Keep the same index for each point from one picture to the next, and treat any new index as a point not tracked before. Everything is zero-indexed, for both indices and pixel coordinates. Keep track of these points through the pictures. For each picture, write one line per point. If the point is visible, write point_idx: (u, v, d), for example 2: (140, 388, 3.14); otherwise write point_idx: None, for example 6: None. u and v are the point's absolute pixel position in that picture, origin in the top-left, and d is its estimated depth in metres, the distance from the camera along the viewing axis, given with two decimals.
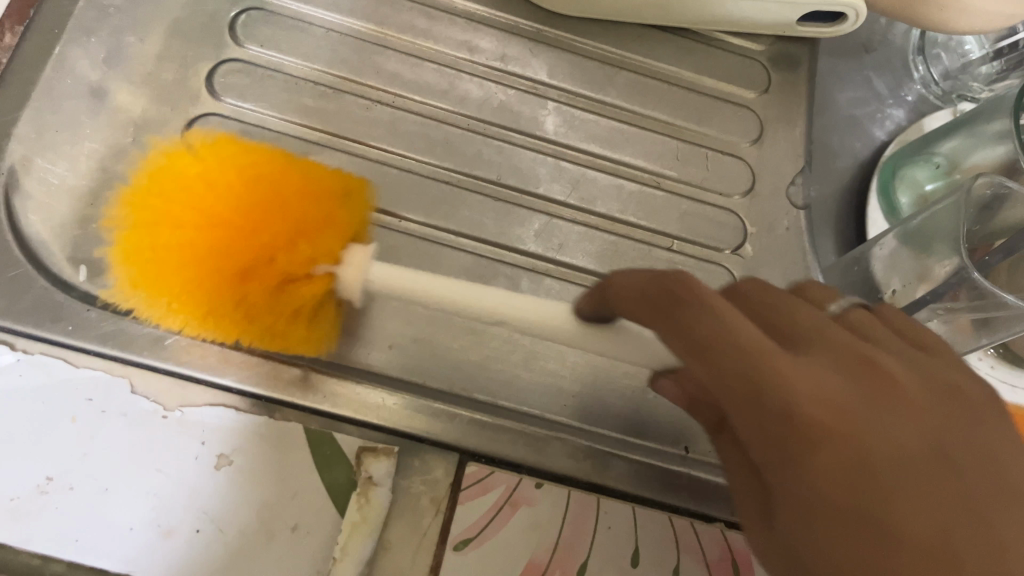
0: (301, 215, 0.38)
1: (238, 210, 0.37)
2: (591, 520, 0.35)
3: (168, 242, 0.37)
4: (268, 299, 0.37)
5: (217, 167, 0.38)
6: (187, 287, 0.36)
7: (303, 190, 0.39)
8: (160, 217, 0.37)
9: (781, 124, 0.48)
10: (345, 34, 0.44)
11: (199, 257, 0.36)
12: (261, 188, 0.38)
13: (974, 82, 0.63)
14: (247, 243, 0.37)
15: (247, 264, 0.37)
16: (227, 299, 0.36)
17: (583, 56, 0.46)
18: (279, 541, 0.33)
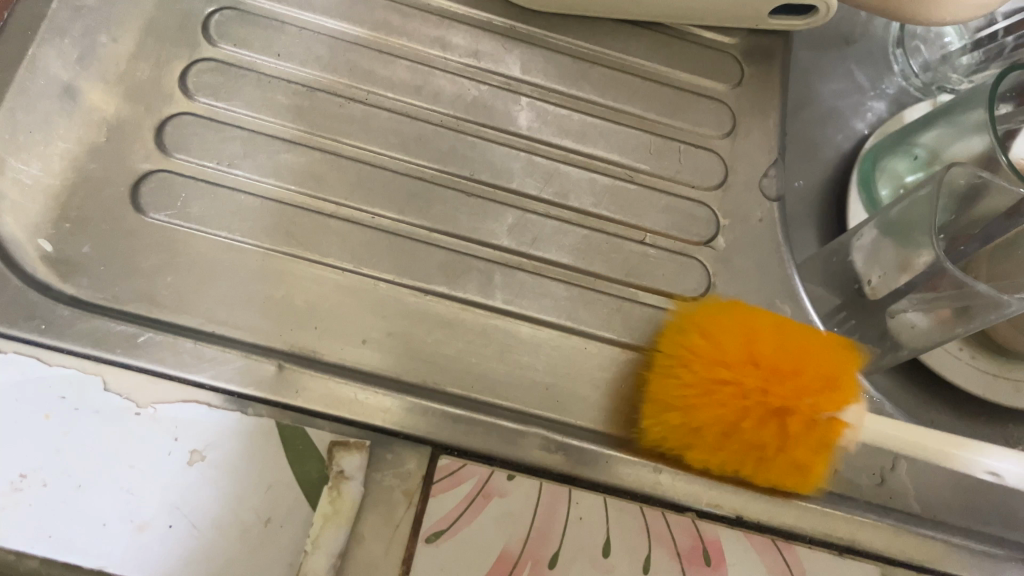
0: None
1: (744, 361, 0.37)
2: (562, 510, 0.35)
3: (709, 390, 0.37)
4: (474, 343, 0.37)
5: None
6: (716, 423, 0.36)
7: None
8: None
9: (755, 116, 0.48)
10: (318, 32, 0.44)
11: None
12: (741, 332, 0.38)
13: (952, 74, 0.63)
14: (755, 370, 0.37)
15: (760, 411, 0.37)
16: (760, 434, 0.36)
17: (556, 51, 0.47)
18: (253, 535, 0.33)
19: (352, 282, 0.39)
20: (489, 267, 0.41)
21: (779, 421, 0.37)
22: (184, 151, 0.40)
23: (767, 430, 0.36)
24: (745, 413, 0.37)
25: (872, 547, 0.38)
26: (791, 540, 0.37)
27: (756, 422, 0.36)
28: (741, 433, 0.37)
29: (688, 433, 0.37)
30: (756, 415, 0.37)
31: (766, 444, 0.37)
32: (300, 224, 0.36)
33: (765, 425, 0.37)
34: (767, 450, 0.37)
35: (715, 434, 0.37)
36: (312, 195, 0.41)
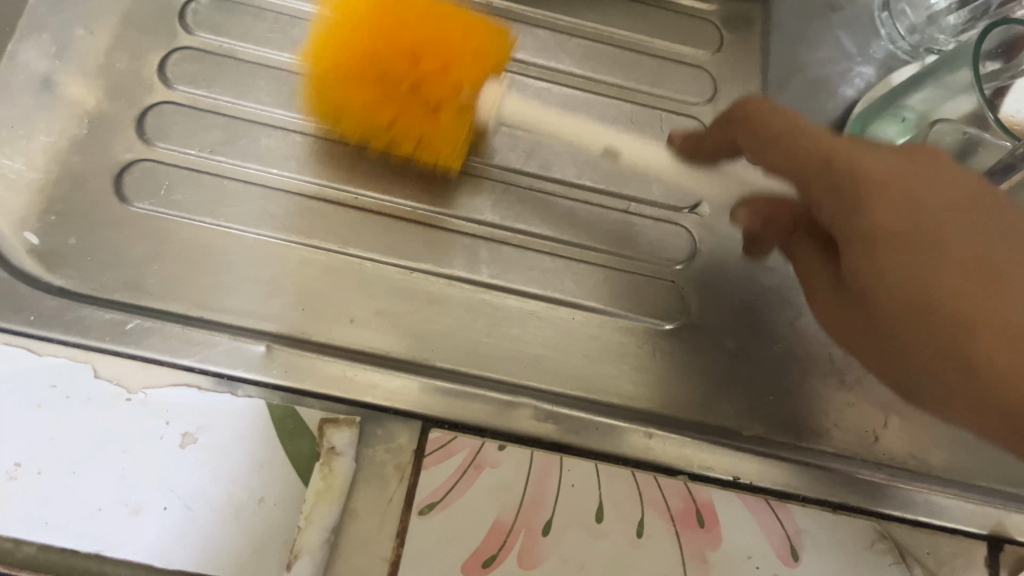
0: (462, 52, 0.38)
1: (381, 34, 0.37)
2: (554, 478, 0.36)
3: (376, 55, 0.37)
4: (414, 97, 0.38)
5: (384, 7, 0.38)
6: (341, 91, 0.39)
7: (437, 20, 0.38)
8: (336, 38, 0.38)
9: (738, 81, 0.47)
10: (295, 16, 0.44)
11: (356, 46, 0.38)
12: (362, 49, 0.37)
13: (940, 35, 0.63)
14: (405, 57, 0.37)
15: (382, 38, 0.37)
16: (400, 87, 0.38)
17: (534, 24, 0.47)
18: (247, 513, 0.33)
19: (336, 263, 0.40)
20: (474, 245, 0.41)
21: (410, 61, 0.37)
22: (165, 140, 0.40)
23: (407, 81, 0.38)
24: (389, 56, 0.37)
25: (871, 504, 0.38)
26: (783, 499, 0.37)
27: (450, 115, 0.39)
28: (393, 82, 0.38)
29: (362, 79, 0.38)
30: (378, 27, 0.37)
31: (402, 80, 0.38)
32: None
33: (402, 56, 0.37)
34: (407, 74, 0.38)
35: (380, 66, 0.38)
36: (291, 176, 0.41)
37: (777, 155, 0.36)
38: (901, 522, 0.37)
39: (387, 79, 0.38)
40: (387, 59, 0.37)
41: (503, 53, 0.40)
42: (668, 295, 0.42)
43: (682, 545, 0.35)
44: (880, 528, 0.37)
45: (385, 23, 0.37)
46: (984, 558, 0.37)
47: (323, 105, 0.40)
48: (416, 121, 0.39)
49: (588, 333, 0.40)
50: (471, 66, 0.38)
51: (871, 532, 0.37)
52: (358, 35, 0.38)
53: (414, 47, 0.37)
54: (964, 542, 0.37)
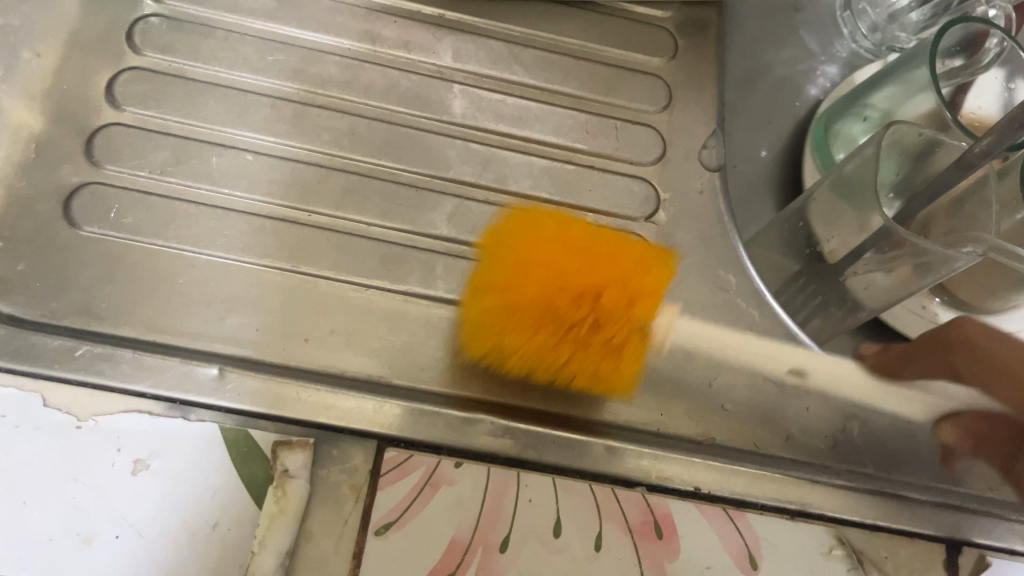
0: (625, 285, 0.37)
1: (548, 288, 0.36)
2: (511, 493, 0.36)
3: (557, 315, 0.36)
4: (600, 344, 0.37)
5: (527, 244, 0.38)
6: (530, 304, 0.36)
7: (610, 249, 0.38)
8: (494, 293, 0.37)
9: (692, 88, 0.48)
10: (245, 33, 0.44)
11: (511, 292, 0.37)
12: (545, 257, 0.37)
13: (900, 33, 0.66)
14: (575, 297, 0.36)
15: (568, 298, 0.36)
16: (575, 311, 0.36)
17: (487, 36, 0.46)
18: (200, 539, 0.33)
19: (290, 282, 0.39)
20: (429, 258, 0.41)
21: (562, 292, 0.36)
22: (114, 162, 0.40)
23: (578, 310, 0.36)
24: (539, 303, 0.36)
25: (827, 509, 0.38)
26: (742, 507, 0.37)
27: (610, 346, 0.37)
28: (555, 310, 0.36)
29: (517, 336, 0.37)
30: (541, 292, 0.36)
31: (571, 324, 0.37)
32: (520, 234, 0.39)
33: (575, 303, 0.36)
34: (569, 319, 0.37)
35: (546, 336, 0.37)
36: (243, 196, 0.40)
37: None
38: (860, 527, 0.37)
39: (547, 307, 0.36)
40: (563, 310, 0.36)
41: (666, 278, 0.39)
42: None
43: (640, 557, 0.35)
44: (838, 534, 0.37)
45: (541, 267, 0.37)
46: (941, 560, 0.37)
47: (479, 345, 0.38)
48: (593, 361, 0.37)
49: None
50: (644, 284, 0.38)
51: (829, 538, 0.37)
52: (513, 261, 0.37)
53: (578, 290, 0.37)
54: (920, 545, 0.37)
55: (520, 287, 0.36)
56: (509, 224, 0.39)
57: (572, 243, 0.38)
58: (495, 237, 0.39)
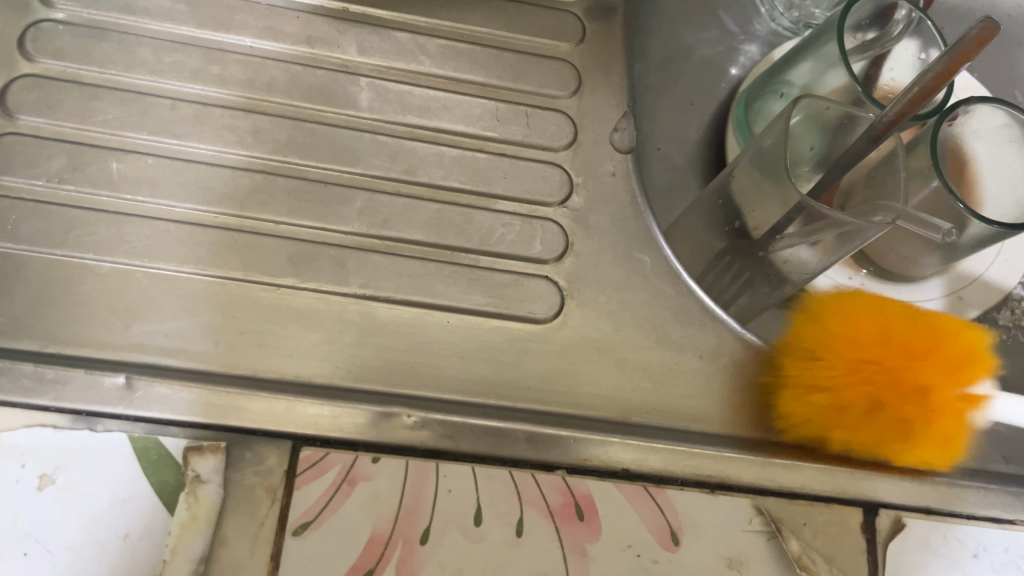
0: (952, 360, 0.39)
1: (869, 357, 0.39)
2: (429, 485, 0.35)
3: (846, 402, 0.39)
4: (891, 419, 0.38)
5: (849, 316, 0.42)
6: (845, 396, 0.39)
7: (930, 324, 0.41)
8: (801, 364, 0.41)
9: (601, 71, 0.48)
10: (142, 36, 0.43)
11: (829, 376, 0.40)
12: (878, 321, 0.41)
13: (816, 10, 0.69)
14: (878, 353, 0.40)
15: (876, 389, 0.39)
16: (851, 393, 0.39)
17: (392, 28, 0.46)
18: (112, 552, 0.32)
19: (198, 286, 0.39)
20: (341, 253, 0.40)
21: (863, 369, 0.39)
22: (9, 173, 0.39)
23: (858, 390, 0.39)
24: (847, 376, 0.39)
25: (747, 480, 0.38)
26: (661, 484, 0.38)
27: (863, 412, 0.39)
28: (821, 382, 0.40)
29: (853, 419, 0.39)
30: (846, 377, 0.39)
31: (852, 406, 0.39)
32: (847, 310, 0.42)
33: (854, 386, 0.39)
34: (837, 402, 0.39)
35: (824, 399, 0.39)
36: (146, 200, 0.40)
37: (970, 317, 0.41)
38: (778, 497, 0.38)
39: (835, 408, 0.39)
40: (842, 380, 0.39)
41: (985, 348, 0.41)
42: (547, 292, 0.42)
43: (561, 540, 0.35)
44: (757, 504, 0.37)
45: (865, 361, 0.39)
46: (858, 523, 0.38)
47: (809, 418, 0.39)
48: (874, 446, 0.39)
49: (462, 335, 0.40)
50: (962, 370, 0.39)
51: (748, 509, 0.37)
52: (829, 344, 0.41)
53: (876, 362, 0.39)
54: (837, 510, 0.38)
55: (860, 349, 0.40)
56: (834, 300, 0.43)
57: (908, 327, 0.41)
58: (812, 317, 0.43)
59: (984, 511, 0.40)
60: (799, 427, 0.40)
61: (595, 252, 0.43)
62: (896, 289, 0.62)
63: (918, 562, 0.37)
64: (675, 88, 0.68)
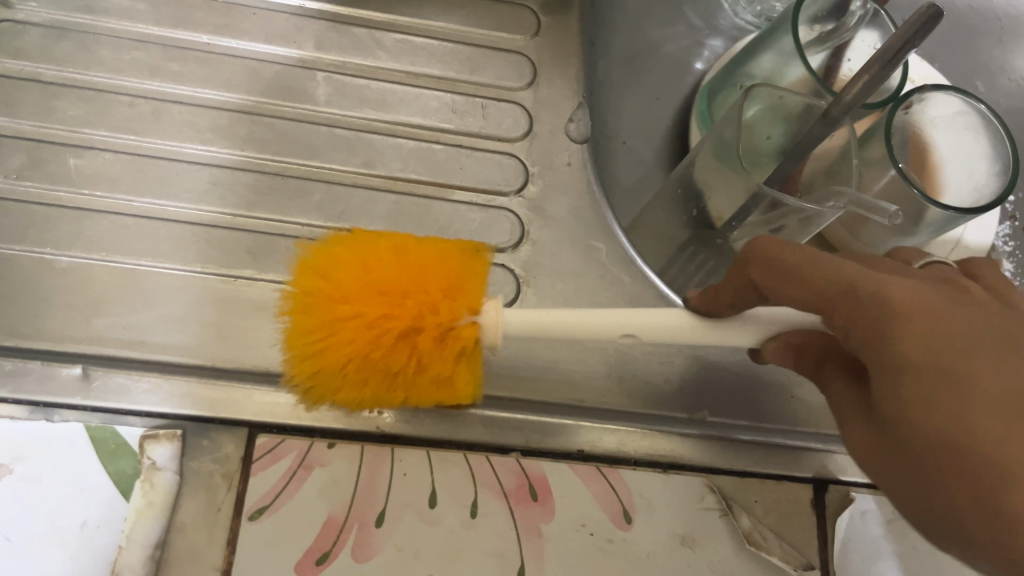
0: (445, 281, 0.35)
1: (471, 297, 0.36)
2: (385, 469, 0.36)
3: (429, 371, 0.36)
4: (658, 396, 0.39)
5: (333, 259, 0.36)
6: (623, 376, 0.38)
7: (425, 257, 0.36)
8: (297, 310, 0.36)
9: (556, 64, 0.49)
10: (100, 34, 0.43)
11: (392, 315, 0.35)
12: (476, 268, 0.37)
13: (777, 4, 0.70)
14: (509, 299, 0.36)
15: (683, 367, 0.39)
16: (683, 393, 0.39)
17: (349, 24, 0.47)
18: (67, 540, 0.32)
19: (157, 278, 0.39)
20: (300, 244, 0.41)
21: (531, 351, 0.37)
22: None
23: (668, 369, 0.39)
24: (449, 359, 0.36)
25: (701, 459, 0.39)
26: (615, 464, 0.38)
27: (462, 363, 0.36)
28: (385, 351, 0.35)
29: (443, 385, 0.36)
30: (404, 360, 0.35)
31: None
32: (320, 264, 0.36)
33: (665, 372, 0.39)
34: (427, 362, 0.35)
35: (638, 410, 0.39)
36: (105, 195, 0.40)
37: (805, 294, 0.29)
38: (732, 475, 0.39)
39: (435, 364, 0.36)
40: (384, 312, 0.34)
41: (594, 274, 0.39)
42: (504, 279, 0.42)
43: (516, 521, 0.35)
44: (709, 483, 0.38)
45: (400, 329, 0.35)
46: (809, 499, 0.38)
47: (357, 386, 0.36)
48: None
49: None
50: None
51: (701, 487, 0.38)
52: (452, 298, 0.35)
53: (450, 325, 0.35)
54: (789, 487, 0.39)
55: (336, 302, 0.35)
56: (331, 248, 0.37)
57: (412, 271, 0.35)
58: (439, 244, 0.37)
59: None
60: (310, 387, 0.36)
61: (553, 239, 0.44)
62: None
63: (870, 537, 0.38)
64: (640, 83, 0.69)
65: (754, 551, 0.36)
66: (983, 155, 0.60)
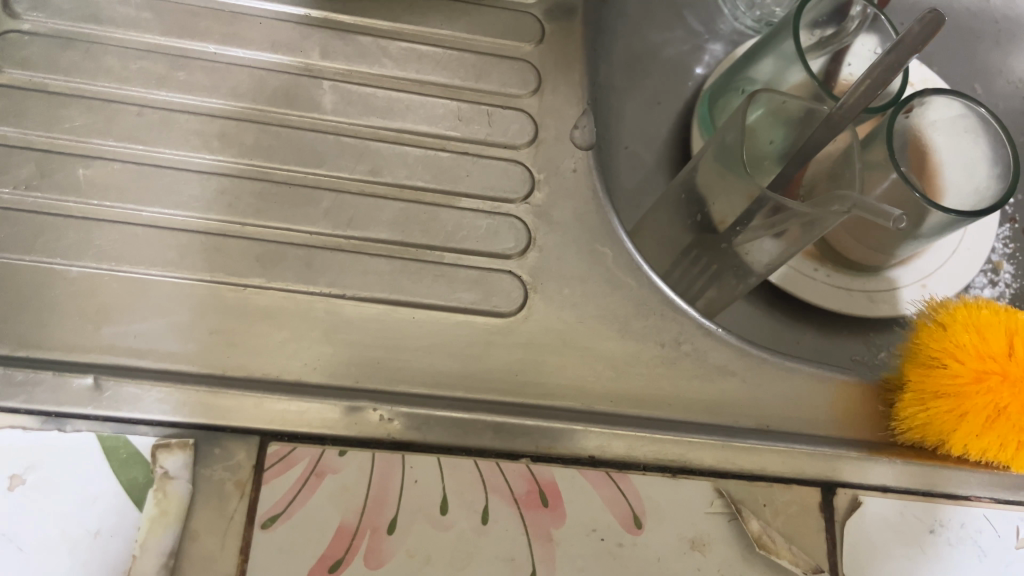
0: (1018, 370, 0.41)
1: (971, 353, 0.42)
2: (396, 476, 0.36)
3: (938, 400, 0.41)
4: (983, 419, 0.41)
5: (975, 326, 0.43)
6: (973, 405, 0.41)
7: (998, 338, 0.43)
8: (932, 366, 0.42)
9: (560, 70, 0.49)
10: (108, 44, 0.44)
11: (959, 365, 0.42)
12: (971, 332, 0.43)
13: (777, 9, 0.71)
14: (976, 360, 0.42)
15: (999, 388, 0.41)
16: (965, 400, 0.41)
17: (354, 32, 0.47)
18: (82, 549, 0.32)
19: (167, 287, 0.39)
20: (308, 252, 0.41)
21: (1001, 381, 0.41)
22: None
23: (988, 385, 0.41)
24: (982, 394, 0.41)
25: (711, 463, 0.39)
26: (624, 469, 0.38)
27: (969, 395, 0.41)
28: (938, 395, 0.41)
29: (978, 427, 0.41)
30: (951, 413, 0.41)
31: (980, 414, 0.40)
32: (964, 322, 0.44)
33: (973, 383, 0.41)
34: (967, 404, 0.41)
35: (989, 416, 0.41)
36: (113, 205, 0.40)
37: None
38: (740, 479, 0.39)
39: (967, 411, 0.41)
40: (965, 389, 0.41)
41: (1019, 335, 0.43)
42: (511, 286, 0.43)
43: (527, 527, 0.36)
44: (718, 486, 0.38)
45: (939, 361, 0.42)
46: (817, 502, 0.39)
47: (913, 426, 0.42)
48: (979, 437, 0.41)
49: (428, 329, 0.41)
50: (998, 356, 0.42)
51: (710, 492, 0.38)
52: (948, 353, 0.42)
53: (955, 373, 0.41)
54: (797, 490, 0.39)
55: (944, 355, 0.42)
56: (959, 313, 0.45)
57: (953, 330, 0.43)
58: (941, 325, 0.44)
59: (940, 486, 0.41)
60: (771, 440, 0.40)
61: (559, 246, 0.44)
62: (861, 279, 0.63)
63: (877, 539, 0.38)
64: (642, 88, 0.69)
65: (762, 555, 0.37)
66: (982, 159, 0.60)
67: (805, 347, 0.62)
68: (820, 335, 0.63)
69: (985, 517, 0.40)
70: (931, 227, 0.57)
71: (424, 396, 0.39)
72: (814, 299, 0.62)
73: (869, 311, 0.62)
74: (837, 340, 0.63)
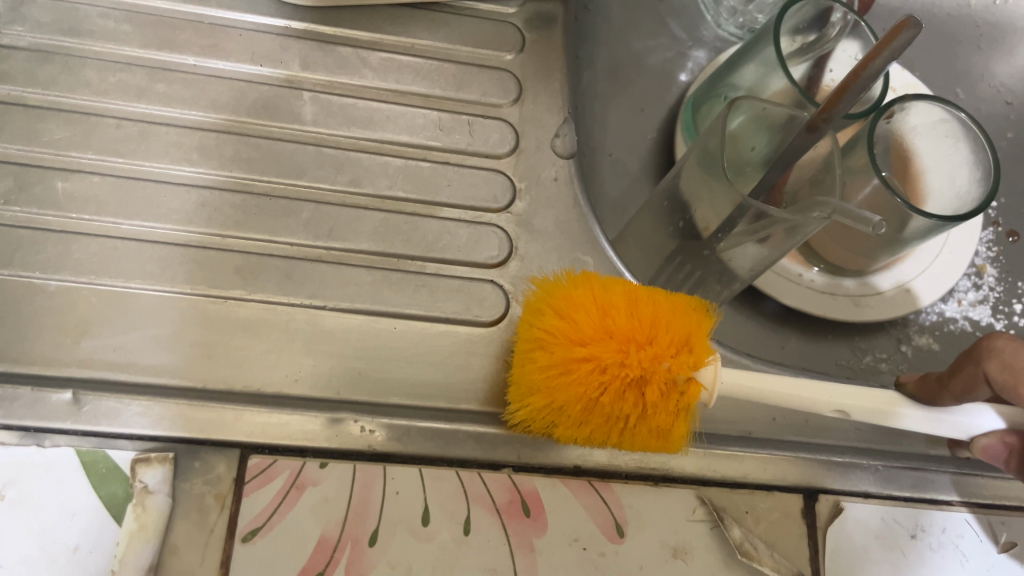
0: (667, 350, 0.37)
1: (604, 334, 0.37)
2: (377, 487, 0.36)
3: (567, 381, 0.37)
4: (603, 415, 0.37)
5: (571, 302, 0.38)
6: (578, 399, 0.37)
7: (653, 311, 0.38)
8: (541, 349, 0.38)
9: (541, 79, 0.49)
10: (86, 57, 0.43)
11: (561, 355, 0.37)
12: (594, 306, 0.38)
13: (759, 15, 0.71)
14: (611, 341, 0.37)
15: (618, 384, 0.36)
16: (618, 406, 0.37)
17: (334, 43, 0.47)
18: (61, 564, 0.32)
19: (146, 300, 0.39)
20: (289, 264, 0.41)
21: (651, 379, 0.37)
22: None
23: (582, 375, 0.36)
24: (593, 384, 0.36)
25: (693, 471, 0.39)
26: (606, 478, 0.38)
27: (614, 395, 0.36)
28: (577, 393, 0.37)
29: (600, 416, 0.37)
30: (579, 405, 0.37)
31: (591, 410, 0.37)
32: (559, 302, 0.39)
33: (583, 370, 0.36)
34: (582, 400, 0.37)
35: (596, 416, 0.37)
36: (92, 219, 0.40)
37: (999, 369, 0.38)
38: (722, 487, 0.39)
39: (592, 407, 0.37)
40: (652, 368, 0.37)
41: (697, 323, 0.39)
42: (492, 295, 0.43)
43: (509, 536, 0.36)
44: (700, 494, 0.38)
45: (582, 347, 0.37)
46: (799, 508, 0.39)
47: (528, 419, 0.38)
48: (621, 430, 0.38)
49: (410, 340, 0.41)
50: (684, 344, 0.37)
51: (692, 499, 0.38)
52: (563, 333, 0.37)
53: (584, 359, 0.37)
54: (779, 497, 0.39)
55: (559, 346, 0.37)
56: (558, 288, 0.40)
57: (585, 313, 0.38)
58: (542, 299, 0.40)
59: (921, 490, 0.41)
60: (527, 422, 0.38)
61: (541, 254, 0.44)
62: (845, 284, 0.63)
63: (859, 544, 0.38)
64: (625, 95, 0.70)
65: (745, 563, 0.37)
66: (966, 164, 0.60)
67: (790, 352, 0.62)
68: (804, 340, 0.63)
69: (967, 521, 0.41)
70: (913, 231, 0.57)
71: (406, 407, 0.39)
72: (800, 304, 0.62)
73: (856, 314, 0.62)
74: (823, 345, 0.63)
